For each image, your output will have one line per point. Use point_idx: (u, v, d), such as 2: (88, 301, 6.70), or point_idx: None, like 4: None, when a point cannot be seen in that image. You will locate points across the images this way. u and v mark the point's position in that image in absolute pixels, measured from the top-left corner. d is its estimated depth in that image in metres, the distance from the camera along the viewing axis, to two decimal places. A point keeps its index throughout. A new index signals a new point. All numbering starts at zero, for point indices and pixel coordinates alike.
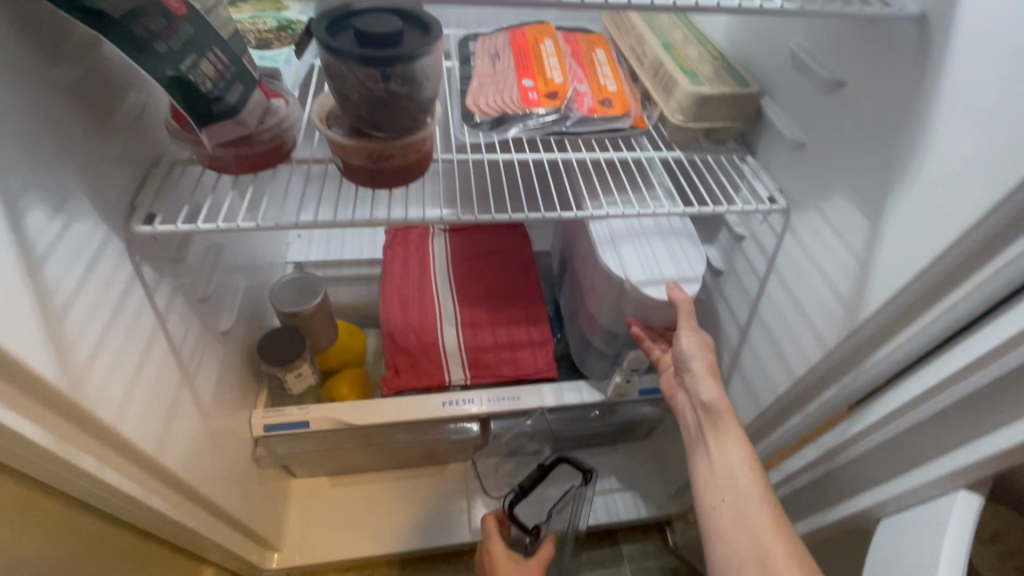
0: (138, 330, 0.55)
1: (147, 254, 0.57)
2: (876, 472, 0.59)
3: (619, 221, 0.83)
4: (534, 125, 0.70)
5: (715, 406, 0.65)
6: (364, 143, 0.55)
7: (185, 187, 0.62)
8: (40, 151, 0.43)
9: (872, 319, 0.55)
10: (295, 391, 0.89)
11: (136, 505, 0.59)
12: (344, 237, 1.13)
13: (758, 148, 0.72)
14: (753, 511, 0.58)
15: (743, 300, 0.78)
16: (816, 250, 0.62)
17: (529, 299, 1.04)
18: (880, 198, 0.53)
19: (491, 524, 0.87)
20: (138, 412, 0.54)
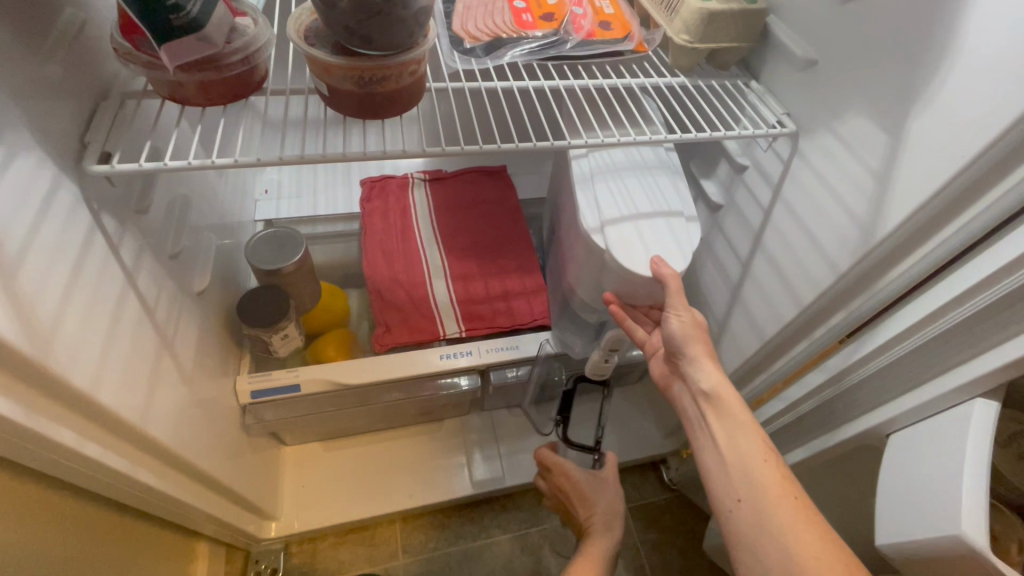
0: (106, 288, 0.49)
1: (105, 202, 0.50)
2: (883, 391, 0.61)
3: (619, 153, 0.78)
4: (530, 48, 0.65)
5: (719, 394, 0.61)
6: (352, 64, 0.48)
7: (141, 125, 0.54)
8: None
9: (889, 238, 0.54)
10: (281, 353, 0.84)
11: (122, 480, 0.54)
12: (317, 192, 1.05)
13: (763, 72, 0.69)
14: (776, 492, 0.55)
15: (746, 234, 0.78)
16: (828, 173, 0.61)
17: (519, 247, 1.00)
18: (901, 110, 0.51)
19: (550, 453, 0.90)
20: (117, 379, 0.49)
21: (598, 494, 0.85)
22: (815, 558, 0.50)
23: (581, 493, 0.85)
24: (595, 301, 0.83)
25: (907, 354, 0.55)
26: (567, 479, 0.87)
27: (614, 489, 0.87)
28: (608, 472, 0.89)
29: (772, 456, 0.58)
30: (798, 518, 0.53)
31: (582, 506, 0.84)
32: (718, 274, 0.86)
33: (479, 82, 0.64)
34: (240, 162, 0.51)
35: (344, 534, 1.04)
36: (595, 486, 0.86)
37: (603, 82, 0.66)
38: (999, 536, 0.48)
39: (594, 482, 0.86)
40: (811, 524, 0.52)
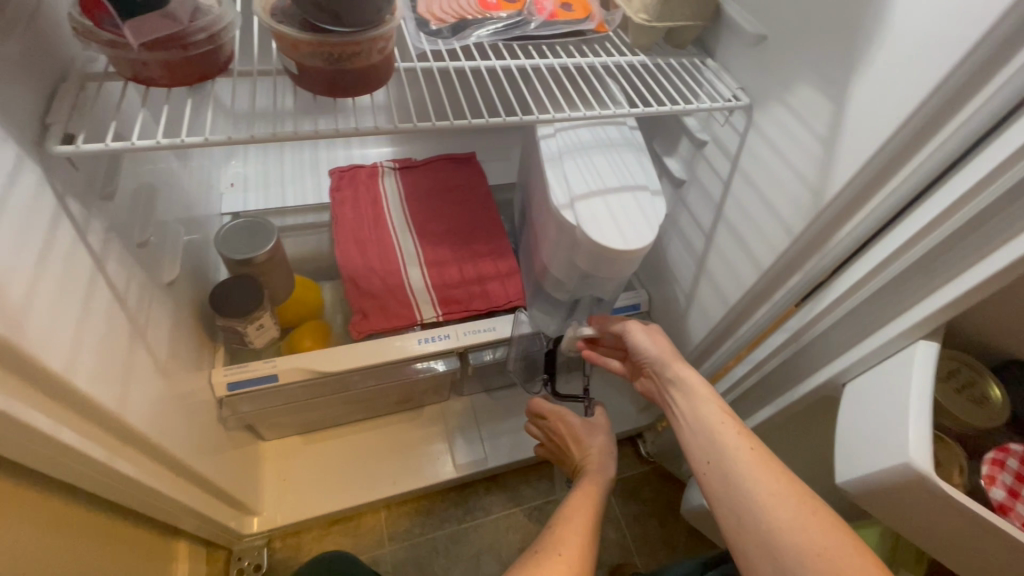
0: (74, 272, 0.48)
1: (70, 185, 0.49)
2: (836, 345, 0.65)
3: (585, 132, 0.81)
4: (495, 29, 0.67)
5: (691, 384, 0.66)
6: (321, 40, 0.49)
7: (103, 108, 0.53)
8: None
9: (836, 199, 0.58)
10: (257, 344, 0.84)
11: (100, 470, 0.53)
12: (285, 183, 1.04)
13: (718, 51, 0.73)
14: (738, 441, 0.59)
15: (709, 207, 0.82)
16: (781, 142, 0.65)
17: (492, 231, 1.01)
18: (844, 78, 0.55)
19: (544, 401, 0.85)
20: (92, 362, 0.48)
21: (592, 437, 0.79)
22: (774, 494, 0.54)
23: (576, 436, 0.80)
24: (569, 278, 0.85)
25: (858, 306, 0.60)
26: (563, 424, 0.81)
27: (607, 434, 0.79)
28: (603, 418, 0.82)
29: (730, 417, 0.61)
30: (762, 465, 0.57)
31: (576, 449, 0.79)
32: (685, 247, 0.90)
33: (447, 62, 0.65)
34: (211, 140, 0.51)
35: (329, 525, 1.04)
36: (589, 429, 0.80)
37: (567, 60, 0.68)
38: (941, 463, 0.53)
39: (589, 427, 0.80)
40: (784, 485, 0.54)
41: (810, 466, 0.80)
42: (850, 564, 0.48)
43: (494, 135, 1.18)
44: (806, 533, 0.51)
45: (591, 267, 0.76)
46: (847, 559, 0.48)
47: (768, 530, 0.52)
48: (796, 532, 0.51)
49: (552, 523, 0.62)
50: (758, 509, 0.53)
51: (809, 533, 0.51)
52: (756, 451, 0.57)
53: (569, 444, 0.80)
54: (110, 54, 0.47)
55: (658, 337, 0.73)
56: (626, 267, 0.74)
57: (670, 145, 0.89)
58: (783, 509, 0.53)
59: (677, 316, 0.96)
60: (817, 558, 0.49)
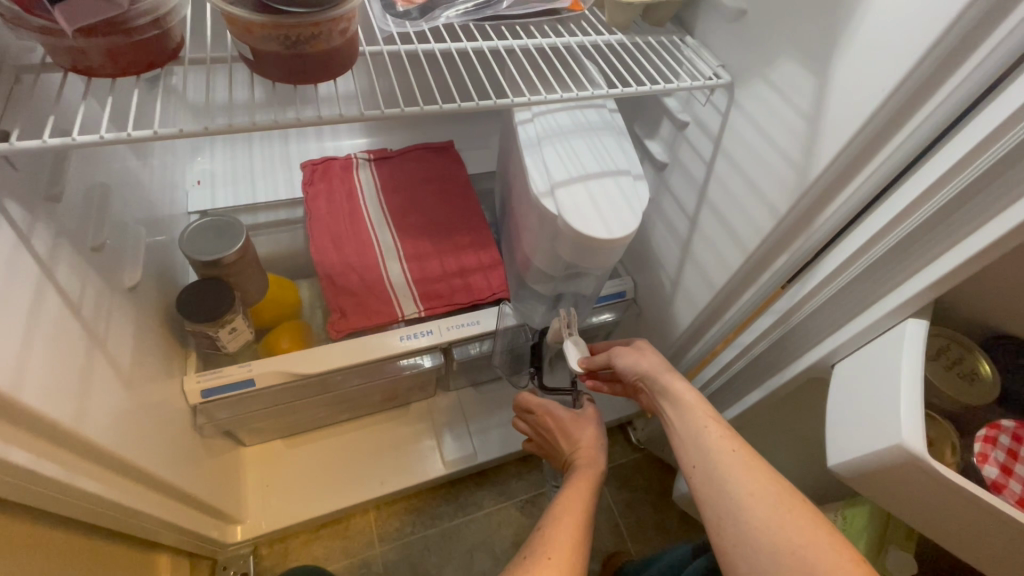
0: (18, 280, 0.44)
1: (8, 187, 0.46)
2: (816, 331, 0.64)
3: (564, 115, 0.78)
4: (464, 9, 0.63)
5: (678, 391, 0.64)
6: (277, 22, 0.45)
7: (40, 103, 0.49)
8: None
9: (819, 180, 0.57)
10: (231, 348, 0.81)
11: (60, 490, 0.50)
12: (254, 178, 1.00)
13: (696, 28, 0.71)
14: (719, 442, 0.58)
15: (691, 189, 0.80)
16: (762, 121, 0.63)
17: (473, 222, 0.98)
18: (825, 52, 0.53)
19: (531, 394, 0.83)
20: (44, 379, 0.45)
21: (581, 429, 0.77)
22: (755, 494, 0.53)
23: (564, 430, 0.78)
24: (552, 269, 0.83)
25: (846, 285, 0.59)
26: (550, 417, 0.80)
27: (597, 425, 0.77)
28: (593, 410, 0.80)
29: (715, 418, 0.61)
30: (746, 460, 0.56)
31: (566, 443, 0.77)
32: (669, 232, 0.89)
33: (417, 44, 0.61)
34: (162, 132, 0.48)
35: (317, 529, 1.02)
36: (577, 420, 0.78)
37: (542, 40, 0.65)
38: (934, 442, 0.54)
39: (575, 419, 0.78)
40: (769, 483, 0.54)
41: (799, 446, 0.80)
42: (829, 563, 0.47)
43: (471, 123, 1.15)
44: (786, 531, 0.50)
45: (574, 257, 0.74)
46: (824, 554, 0.48)
47: (746, 530, 0.52)
48: (775, 531, 0.50)
49: (544, 521, 0.60)
50: (739, 508, 0.53)
51: (787, 531, 0.50)
52: (738, 453, 0.57)
53: (557, 437, 0.79)
54: (44, 42, 0.43)
55: (643, 351, 0.71)
56: (609, 252, 0.71)
57: (651, 128, 0.87)
58: (765, 509, 0.52)
59: (663, 302, 0.95)
60: (797, 557, 0.48)
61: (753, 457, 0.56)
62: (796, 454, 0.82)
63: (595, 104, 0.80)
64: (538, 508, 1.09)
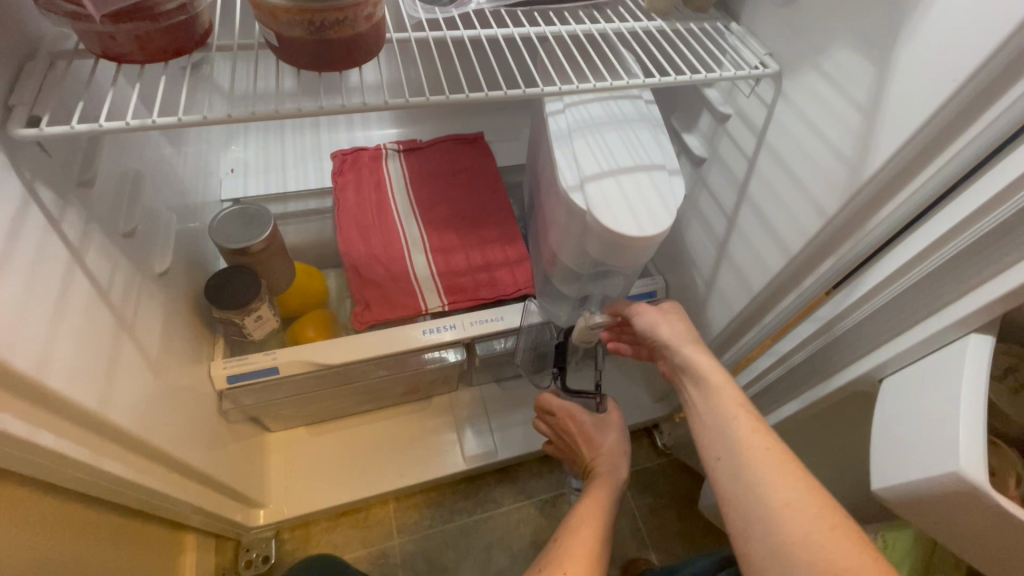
0: (46, 265, 0.45)
1: (40, 171, 0.46)
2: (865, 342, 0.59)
3: (597, 106, 0.75)
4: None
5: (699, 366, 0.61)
6: (300, 7, 0.44)
7: (73, 89, 0.50)
8: None
9: (874, 180, 0.52)
10: (257, 336, 0.81)
11: (85, 471, 0.51)
12: (285, 167, 1.01)
13: (743, 13, 0.66)
14: (749, 443, 0.54)
15: (731, 186, 0.76)
16: (812, 113, 0.59)
17: (501, 215, 0.96)
18: (888, 39, 0.48)
19: (553, 396, 0.81)
20: (70, 364, 0.45)
21: (604, 436, 0.75)
22: (791, 505, 0.49)
23: (586, 435, 0.76)
24: (580, 267, 0.80)
25: (901, 294, 0.54)
26: (572, 421, 0.77)
27: (620, 431, 0.75)
28: (616, 416, 0.78)
29: (747, 410, 0.57)
30: (776, 464, 0.52)
31: (587, 449, 0.75)
32: (705, 231, 0.85)
33: (445, 31, 0.59)
34: (186, 119, 0.47)
35: (337, 517, 1.03)
36: (600, 427, 0.76)
37: (576, 26, 0.62)
38: (996, 472, 0.49)
39: (599, 425, 0.76)
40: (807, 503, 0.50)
41: (838, 462, 0.76)
42: None
43: (503, 115, 1.13)
44: (824, 551, 0.46)
45: (603, 254, 0.71)
46: None
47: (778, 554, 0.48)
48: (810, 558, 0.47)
49: (566, 528, 0.58)
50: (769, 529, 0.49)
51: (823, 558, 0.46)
52: (771, 452, 0.53)
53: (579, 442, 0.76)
54: (75, 28, 0.44)
55: (664, 317, 0.68)
56: (639, 251, 0.68)
57: (689, 121, 0.83)
58: (800, 521, 0.48)
59: (696, 304, 0.91)
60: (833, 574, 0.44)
61: (791, 461, 0.52)
62: (834, 471, 0.77)
63: (630, 95, 0.76)
64: (558, 509, 1.07)
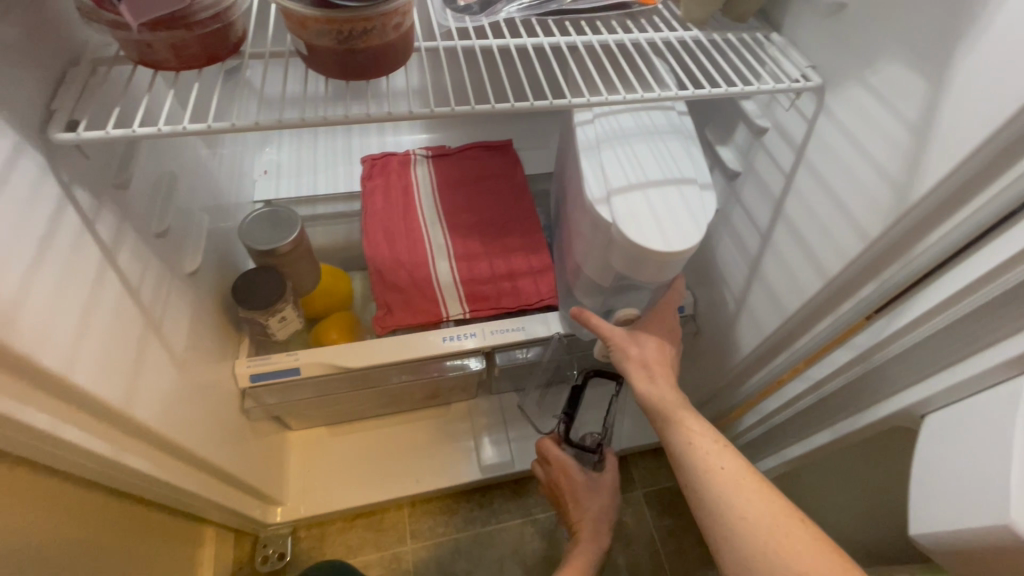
0: (78, 264, 0.46)
1: (77, 173, 0.48)
2: (906, 374, 0.56)
3: (628, 117, 0.73)
4: (527, 3, 0.60)
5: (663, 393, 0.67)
6: (329, 17, 0.44)
7: (113, 94, 0.52)
8: None
9: (922, 203, 0.49)
10: (280, 336, 0.82)
11: (109, 465, 0.52)
12: (316, 170, 1.03)
13: (784, 23, 0.63)
14: (709, 465, 0.60)
15: (766, 203, 0.73)
16: (856, 130, 0.56)
17: (526, 224, 0.95)
18: (942, 53, 0.45)
19: (551, 445, 0.85)
20: (96, 362, 0.47)
21: (592, 499, 0.82)
22: (746, 522, 0.55)
23: (575, 496, 0.83)
24: (602, 280, 0.77)
25: (949, 325, 0.50)
26: (565, 479, 0.84)
27: (613, 496, 0.83)
28: (610, 479, 0.84)
29: (700, 431, 0.63)
30: (737, 483, 0.58)
31: (574, 509, 0.82)
32: (736, 247, 0.82)
33: (474, 40, 0.59)
34: (216, 126, 0.48)
35: (352, 518, 1.03)
36: (591, 490, 0.83)
37: (608, 36, 0.61)
38: None
39: (591, 487, 0.83)
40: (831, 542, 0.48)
41: (872, 497, 0.71)
42: None
43: (533, 122, 1.12)
44: None
45: (625, 268, 0.68)
46: None
47: None
48: None
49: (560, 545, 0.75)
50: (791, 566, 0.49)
51: None
52: (726, 471, 0.59)
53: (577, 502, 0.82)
54: (115, 35, 0.45)
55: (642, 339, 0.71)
56: (666, 266, 0.66)
57: (724, 133, 0.80)
58: (765, 532, 0.54)
59: (725, 322, 0.88)
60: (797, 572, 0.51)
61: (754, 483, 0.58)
62: (868, 507, 0.73)
63: (663, 106, 0.74)
64: None
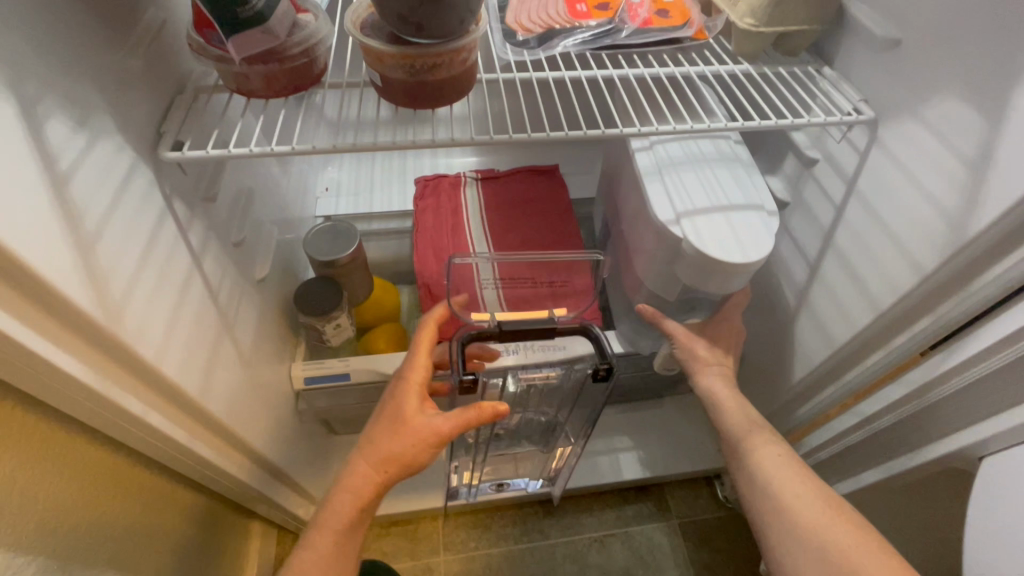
0: (172, 267, 0.52)
1: (177, 187, 0.54)
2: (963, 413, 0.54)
3: (675, 146, 0.75)
4: (583, 38, 0.64)
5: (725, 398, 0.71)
6: (403, 52, 0.49)
7: (210, 118, 0.58)
8: (65, 77, 0.40)
9: (980, 237, 0.48)
10: (333, 342, 0.87)
11: (183, 453, 0.57)
12: (373, 189, 1.09)
13: (836, 57, 0.64)
14: (770, 459, 0.63)
15: (815, 233, 0.72)
16: (911, 162, 0.55)
17: (571, 245, 0.97)
18: (1002, 89, 0.45)
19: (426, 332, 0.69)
20: (180, 355, 0.52)
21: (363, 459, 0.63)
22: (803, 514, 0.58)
23: (396, 420, 0.63)
24: (666, 292, 0.78)
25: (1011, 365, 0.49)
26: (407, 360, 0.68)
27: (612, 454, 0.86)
28: (415, 379, 0.65)
29: (760, 433, 0.67)
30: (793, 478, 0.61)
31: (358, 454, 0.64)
32: (783, 276, 0.81)
33: (531, 72, 0.63)
34: (299, 148, 0.53)
35: (388, 525, 1.06)
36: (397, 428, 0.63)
37: (660, 69, 0.64)
38: None
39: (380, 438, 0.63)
40: None
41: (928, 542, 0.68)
42: None
43: (579, 148, 1.15)
44: None
45: (692, 280, 0.69)
46: None
47: None
48: None
49: (360, 446, 0.64)
50: None
51: None
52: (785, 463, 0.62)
53: (415, 383, 0.65)
54: (219, 68, 0.51)
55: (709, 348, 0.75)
56: (734, 277, 0.66)
57: (772, 162, 0.80)
58: (807, 519, 0.57)
59: (769, 352, 0.87)
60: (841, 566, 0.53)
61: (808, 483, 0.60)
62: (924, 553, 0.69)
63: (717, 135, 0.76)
64: (607, 550, 1.03)
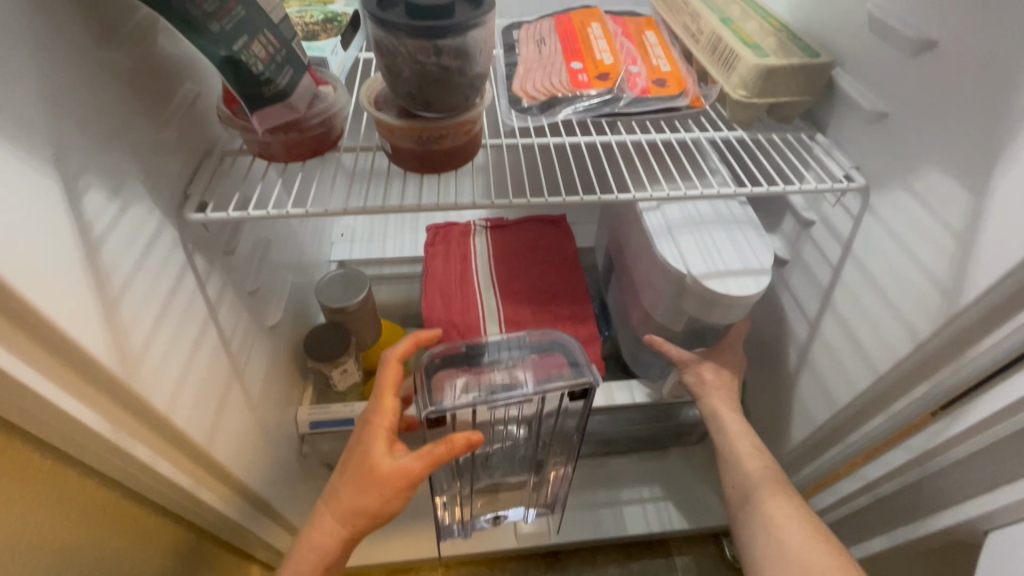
0: (189, 318, 0.55)
1: (199, 243, 0.58)
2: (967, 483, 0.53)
3: (675, 205, 0.78)
4: (586, 106, 0.68)
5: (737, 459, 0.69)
6: (411, 125, 0.53)
7: (233, 178, 0.62)
8: (104, 152, 0.44)
9: (973, 308, 0.49)
10: (340, 387, 0.89)
11: (188, 498, 0.58)
12: (386, 236, 1.13)
13: (829, 125, 0.67)
14: (787, 529, 0.60)
15: (814, 291, 0.73)
16: (903, 230, 0.57)
17: (575, 295, 0.99)
18: (985, 167, 0.47)
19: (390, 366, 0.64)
20: (190, 404, 0.54)
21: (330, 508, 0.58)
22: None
23: (360, 467, 0.58)
24: (674, 323, 0.79)
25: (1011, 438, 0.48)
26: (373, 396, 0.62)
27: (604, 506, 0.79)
28: (383, 425, 0.60)
29: (773, 498, 0.64)
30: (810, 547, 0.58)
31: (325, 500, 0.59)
32: (785, 332, 0.81)
33: (534, 137, 0.67)
34: (314, 210, 0.57)
35: None
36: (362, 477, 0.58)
37: (658, 136, 0.67)
38: None
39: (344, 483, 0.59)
40: None
41: None
42: None
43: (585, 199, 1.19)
44: None
45: (698, 311, 0.72)
46: None
47: None
48: None
49: (326, 498, 0.59)
50: None
51: None
52: (802, 533, 0.59)
53: (381, 428, 0.60)
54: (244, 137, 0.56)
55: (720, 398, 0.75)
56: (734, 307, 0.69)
57: (772, 220, 0.82)
58: None
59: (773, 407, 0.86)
60: None
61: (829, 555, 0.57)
62: None
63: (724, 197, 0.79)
64: None
